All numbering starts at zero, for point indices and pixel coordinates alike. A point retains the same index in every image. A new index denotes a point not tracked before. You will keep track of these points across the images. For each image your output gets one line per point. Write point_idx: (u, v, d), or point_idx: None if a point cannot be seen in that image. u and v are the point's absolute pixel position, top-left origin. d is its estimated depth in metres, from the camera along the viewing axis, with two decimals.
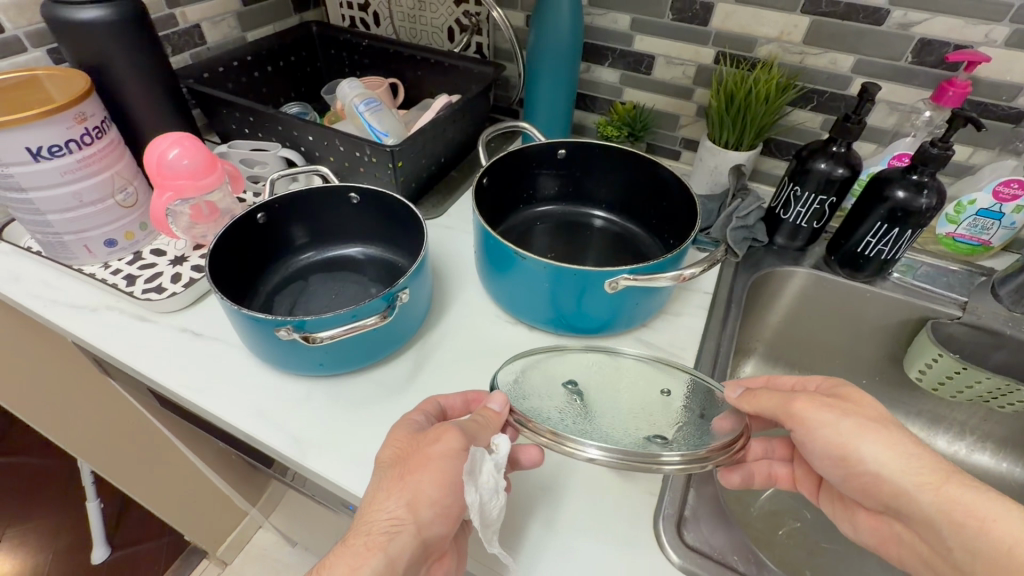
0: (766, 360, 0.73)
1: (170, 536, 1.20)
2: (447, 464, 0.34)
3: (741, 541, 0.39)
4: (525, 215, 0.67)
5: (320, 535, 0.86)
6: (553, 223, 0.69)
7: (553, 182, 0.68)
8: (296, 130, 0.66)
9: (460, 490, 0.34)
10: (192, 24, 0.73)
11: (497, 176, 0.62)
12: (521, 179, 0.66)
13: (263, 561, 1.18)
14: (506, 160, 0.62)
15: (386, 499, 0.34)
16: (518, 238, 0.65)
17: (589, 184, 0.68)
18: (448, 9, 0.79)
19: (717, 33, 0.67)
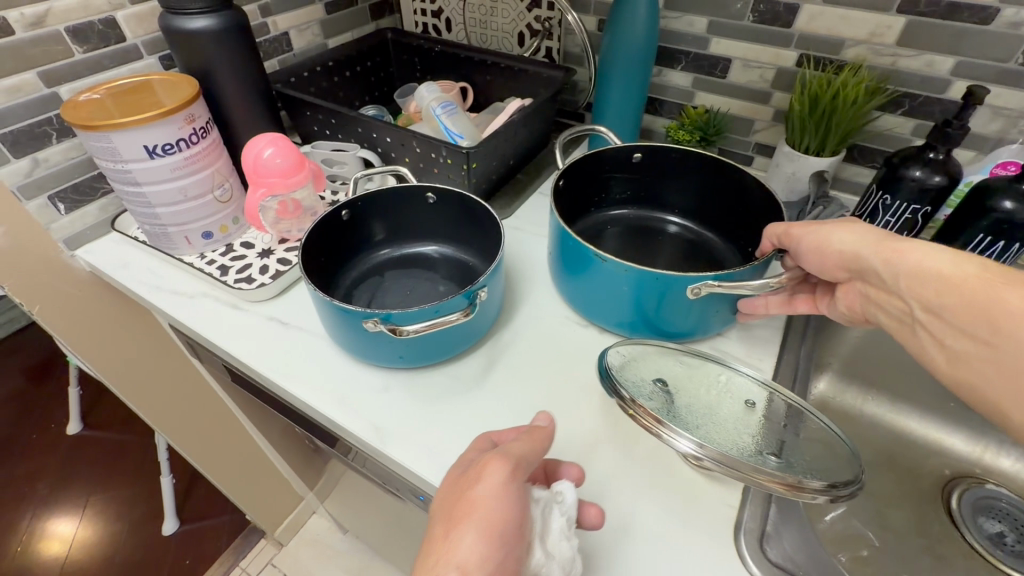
0: (841, 375, 0.69)
1: (232, 514, 1.27)
2: (496, 507, 0.32)
3: (829, 563, 0.38)
4: (595, 222, 0.67)
5: (376, 524, 0.89)
6: (624, 228, 0.68)
7: (624, 188, 0.68)
8: (375, 132, 0.69)
9: (513, 543, 0.31)
10: (281, 32, 0.77)
11: (571, 186, 0.63)
12: (596, 182, 0.66)
13: (316, 546, 1.22)
14: (580, 168, 0.62)
15: (443, 551, 0.30)
16: (591, 239, 0.65)
17: (660, 188, 0.67)
18: (520, 14, 0.81)
19: (800, 35, 0.65)
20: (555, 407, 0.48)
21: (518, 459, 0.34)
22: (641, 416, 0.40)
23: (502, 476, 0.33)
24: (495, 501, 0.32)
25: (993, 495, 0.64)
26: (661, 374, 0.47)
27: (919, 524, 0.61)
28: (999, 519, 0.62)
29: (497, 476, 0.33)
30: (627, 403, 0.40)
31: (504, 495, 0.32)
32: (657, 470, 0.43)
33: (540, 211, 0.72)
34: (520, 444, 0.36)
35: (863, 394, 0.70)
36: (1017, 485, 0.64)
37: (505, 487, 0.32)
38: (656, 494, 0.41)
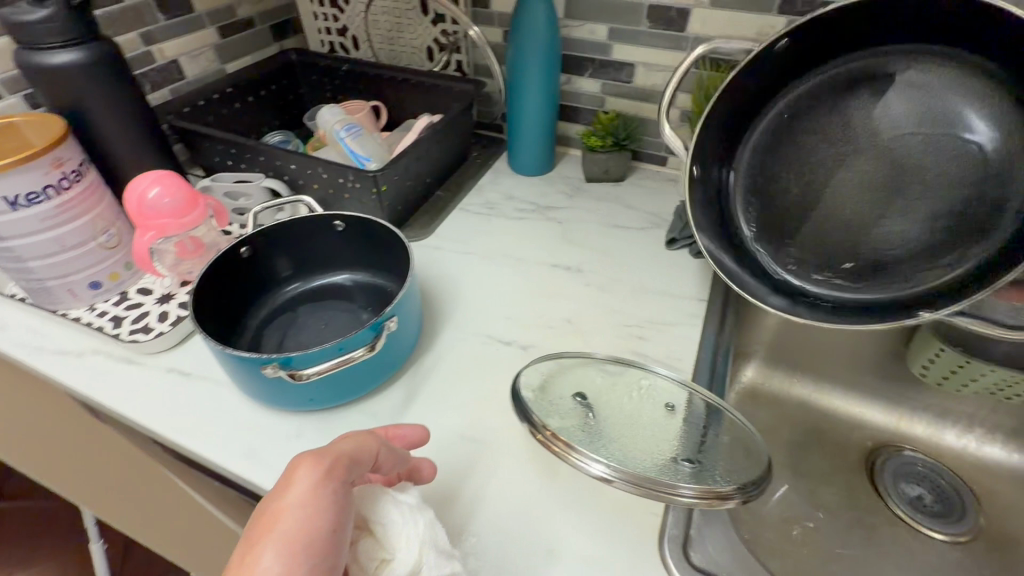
0: (766, 362, 0.72)
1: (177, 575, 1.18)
2: (299, 514, 0.31)
3: (749, 561, 0.38)
4: (811, 126, 0.48)
5: None
6: (767, 160, 0.51)
7: (760, 113, 0.50)
8: (279, 160, 0.66)
9: (328, 547, 0.31)
10: (169, 60, 0.72)
11: (700, 144, 0.50)
12: (709, 127, 0.50)
13: None
14: (698, 148, 0.51)
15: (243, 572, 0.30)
16: (744, 205, 0.52)
17: (809, 51, 0.46)
18: (426, 29, 0.80)
19: (694, 38, 0.67)
20: (481, 432, 0.46)
21: (343, 466, 0.34)
22: (575, 458, 0.38)
23: (321, 486, 0.32)
24: (313, 509, 0.31)
25: (909, 460, 0.67)
26: (581, 390, 0.46)
27: (849, 497, 0.63)
28: (919, 484, 0.64)
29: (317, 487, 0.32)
30: (540, 435, 0.40)
31: (329, 503, 0.32)
32: (583, 485, 0.43)
33: (462, 228, 0.70)
34: (347, 448, 0.35)
35: (789, 377, 0.72)
36: (931, 447, 0.68)
37: (326, 496, 0.32)
38: (582, 512, 0.41)
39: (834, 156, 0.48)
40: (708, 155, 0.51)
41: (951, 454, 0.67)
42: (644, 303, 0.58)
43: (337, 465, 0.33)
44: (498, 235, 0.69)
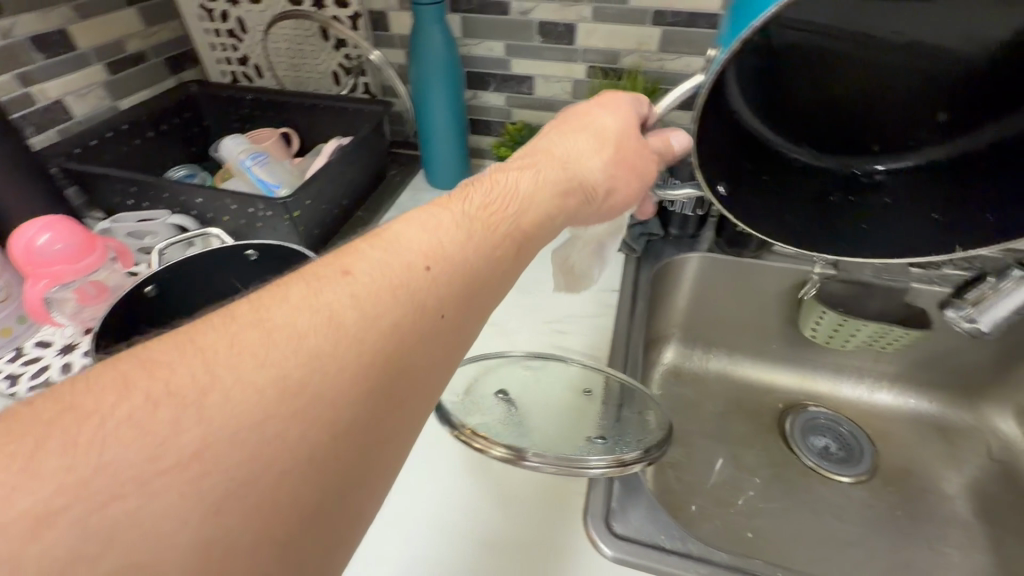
0: (684, 342, 0.78)
1: None
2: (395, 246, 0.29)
3: (665, 520, 0.42)
4: (780, 56, 0.39)
5: None
6: (765, 93, 0.41)
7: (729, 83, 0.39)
8: (183, 195, 0.64)
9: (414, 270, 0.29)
10: (53, 100, 0.69)
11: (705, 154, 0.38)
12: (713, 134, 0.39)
13: None
14: (730, 176, 0.40)
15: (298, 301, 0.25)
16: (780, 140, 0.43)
17: None
18: (328, 54, 0.80)
19: (584, 50, 0.72)
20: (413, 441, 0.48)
21: (408, 281, 0.28)
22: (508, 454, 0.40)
23: (384, 297, 0.27)
24: (358, 324, 0.26)
25: (814, 415, 0.74)
26: (504, 386, 0.49)
27: (767, 455, 0.70)
28: (824, 435, 0.72)
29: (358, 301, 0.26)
30: (460, 433, 0.42)
31: (389, 321, 0.27)
32: (513, 477, 0.45)
33: None
34: (391, 253, 0.29)
35: (706, 354, 0.78)
36: (832, 401, 0.76)
37: (384, 312, 0.27)
38: (514, 502, 0.43)
39: (822, 74, 0.40)
40: (722, 154, 0.40)
41: (850, 404, 0.75)
42: (561, 299, 0.62)
43: (394, 279, 0.28)
44: None
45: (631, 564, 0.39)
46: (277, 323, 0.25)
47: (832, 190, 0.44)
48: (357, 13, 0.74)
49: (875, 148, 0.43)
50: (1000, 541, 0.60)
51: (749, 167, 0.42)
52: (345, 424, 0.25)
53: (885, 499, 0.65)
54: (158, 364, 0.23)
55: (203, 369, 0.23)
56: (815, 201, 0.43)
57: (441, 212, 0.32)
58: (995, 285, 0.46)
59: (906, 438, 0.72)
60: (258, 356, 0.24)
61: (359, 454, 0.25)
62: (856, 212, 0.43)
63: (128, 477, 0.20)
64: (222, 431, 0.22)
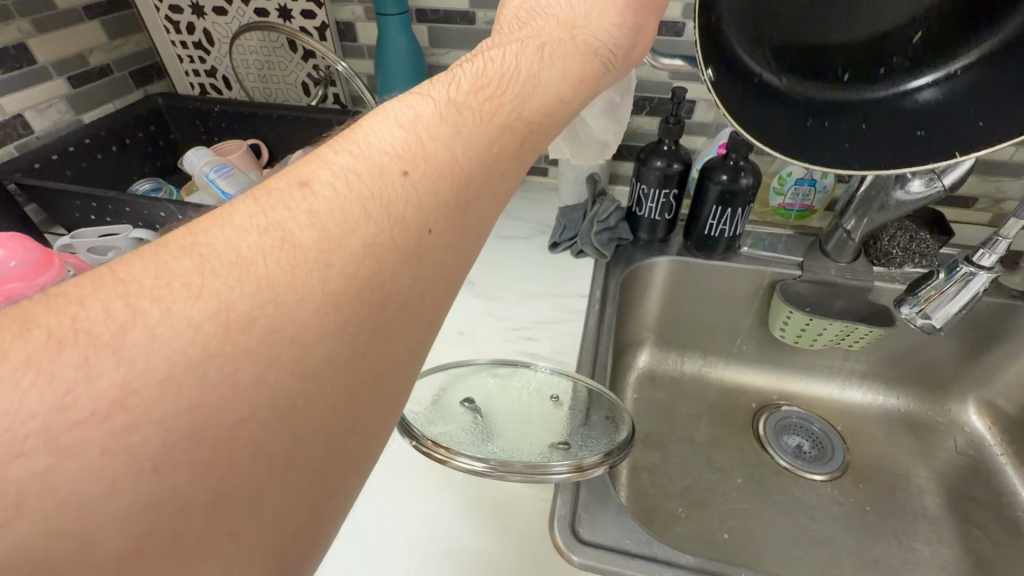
0: (659, 346, 0.78)
1: None
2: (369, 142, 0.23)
3: (630, 524, 0.42)
4: None
5: None
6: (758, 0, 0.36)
7: None
8: (147, 209, 0.63)
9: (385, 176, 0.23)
10: (12, 115, 0.68)
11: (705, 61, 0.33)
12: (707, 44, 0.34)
13: None
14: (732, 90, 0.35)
15: (248, 220, 0.20)
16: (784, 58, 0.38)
17: None
18: (297, 64, 0.80)
19: None
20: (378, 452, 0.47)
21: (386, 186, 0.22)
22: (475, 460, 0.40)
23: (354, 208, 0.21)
24: (320, 242, 0.20)
25: (785, 414, 0.75)
26: (471, 395, 0.49)
27: (741, 456, 0.70)
28: (797, 434, 0.72)
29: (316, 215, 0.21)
30: (422, 444, 0.41)
31: (362, 236, 0.21)
32: (481, 486, 0.44)
33: None
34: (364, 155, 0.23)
35: (680, 356, 0.79)
36: (804, 400, 0.77)
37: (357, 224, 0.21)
38: (482, 511, 0.43)
39: None
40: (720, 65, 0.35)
41: (822, 403, 0.76)
42: (531, 305, 0.62)
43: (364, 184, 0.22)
44: None
45: (597, 569, 0.39)
46: (216, 247, 0.19)
47: (835, 65, 0.38)
48: (324, 24, 0.74)
49: (913, 59, 0.37)
50: (967, 534, 0.61)
51: (743, 33, 0.37)
52: (317, 363, 0.19)
53: (856, 497, 0.65)
54: (69, 298, 0.17)
55: (123, 301, 0.17)
56: (813, 81, 0.38)
57: (414, 102, 0.25)
58: (940, 286, 0.47)
59: (877, 434, 0.73)
60: (193, 285, 0.18)
61: (340, 402, 0.20)
62: (851, 115, 0.38)
63: (33, 432, 0.15)
64: (152, 370, 0.17)
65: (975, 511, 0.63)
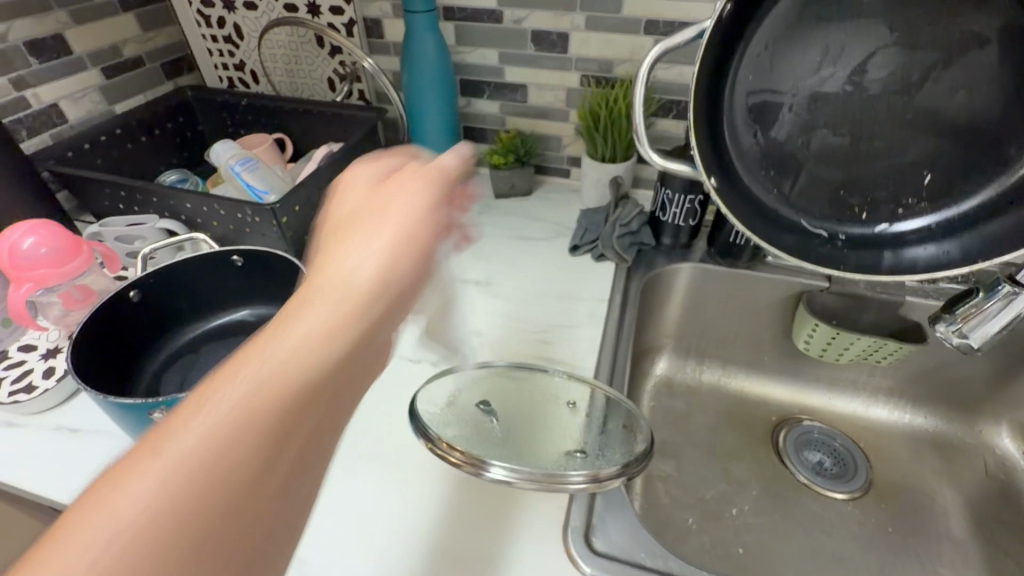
0: (677, 354, 0.77)
1: None
2: (315, 308, 0.29)
3: (645, 537, 0.41)
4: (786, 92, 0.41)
5: None
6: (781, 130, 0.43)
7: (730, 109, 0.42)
8: (173, 200, 0.64)
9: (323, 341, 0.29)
10: (48, 104, 0.70)
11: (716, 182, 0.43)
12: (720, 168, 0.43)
13: None
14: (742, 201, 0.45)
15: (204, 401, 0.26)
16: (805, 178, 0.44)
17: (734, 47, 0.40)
18: (324, 60, 0.81)
19: (576, 59, 0.72)
20: (389, 451, 0.47)
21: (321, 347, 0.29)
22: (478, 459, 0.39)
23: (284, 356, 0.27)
24: (268, 399, 0.26)
25: (806, 429, 0.73)
26: (486, 398, 0.48)
27: (757, 469, 0.69)
28: (818, 449, 0.70)
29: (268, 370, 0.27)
30: (437, 446, 0.41)
31: (298, 386, 0.27)
32: (493, 491, 0.44)
33: None
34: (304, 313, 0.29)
35: (698, 365, 0.77)
36: (825, 414, 0.75)
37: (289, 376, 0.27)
38: (493, 516, 0.42)
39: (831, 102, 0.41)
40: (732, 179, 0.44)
41: (844, 418, 0.74)
42: (549, 309, 0.61)
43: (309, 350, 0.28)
44: None
45: None
46: (167, 426, 0.25)
47: (855, 204, 0.44)
48: (352, 20, 0.74)
49: (929, 202, 0.42)
50: (994, 562, 0.59)
51: (760, 174, 0.44)
52: (251, 494, 0.25)
53: (877, 517, 0.63)
54: (77, 503, 0.23)
55: (95, 498, 0.23)
56: (840, 221, 0.44)
57: (339, 263, 0.31)
58: (982, 303, 0.45)
59: (901, 454, 0.70)
60: (151, 473, 0.24)
61: (282, 492, 0.27)
62: (873, 244, 0.44)
63: None
64: (137, 539, 0.22)
65: (1003, 538, 0.61)
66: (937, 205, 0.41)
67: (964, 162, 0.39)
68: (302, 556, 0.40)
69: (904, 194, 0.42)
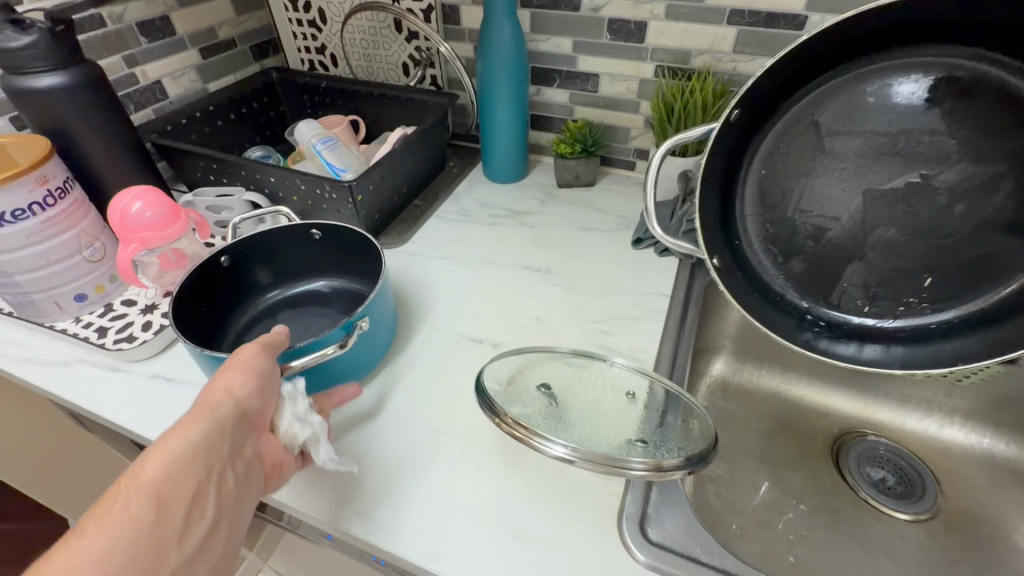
0: (735, 356, 0.75)
1: None
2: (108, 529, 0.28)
3: (700, 533, 0.40)
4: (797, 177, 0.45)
5: None
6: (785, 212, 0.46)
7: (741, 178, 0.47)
8: (259, 174, 0.68)
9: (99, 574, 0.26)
10: (153, 81, 0.75)
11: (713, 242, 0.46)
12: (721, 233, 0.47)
13: None
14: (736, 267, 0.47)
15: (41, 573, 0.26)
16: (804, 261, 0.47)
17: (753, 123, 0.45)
18: (400, 45, 0.83)
19: (653, 49, 0.71)
20: (449, 425, 0.49)
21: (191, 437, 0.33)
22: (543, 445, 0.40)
23: (178, 443, 0.32)
24: None
25: (872, 445, 0.70)
26: (545, 381, 0.49)
27: (814, 482, 0.66)
28: (882, 466, 0.67)
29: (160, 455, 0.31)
30: (501, 421, 0.42)
31: None
32: (549, 472, 0.45)
33: (437, 235, 0.73)
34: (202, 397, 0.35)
35: (757, 369, 0.75)
36: (894, 432, 0.71)
37: (168, 468, 0.31)
38: (548, 497, 0.43)
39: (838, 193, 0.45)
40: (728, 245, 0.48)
41: (914, 438, 0.70)
42: (610, 300, 0.61)
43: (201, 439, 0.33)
44: (473, 241, 0.72)
45: (663, 572, 0.38)
46: None
47: (857, 297, 0.46)
48: (431, 7, 0.76)
49: (917, 308, 0.44)
50: None
51: (766, 241, 0.48)
52: None
53: (944, 545, 0.60)
54: None
55: None
56: (841, 311, 0.47)
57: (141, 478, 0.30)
58: None
59: (977, 481, 0.66)
60: None
61: None
62: (854, 334, 0.46)
63: None
64: None
65: None
66: (937, 306, 0.43)
67: (961, 276, 0.42)
68: (369, 513, 0.42)
69: (906, 294, 0.44)
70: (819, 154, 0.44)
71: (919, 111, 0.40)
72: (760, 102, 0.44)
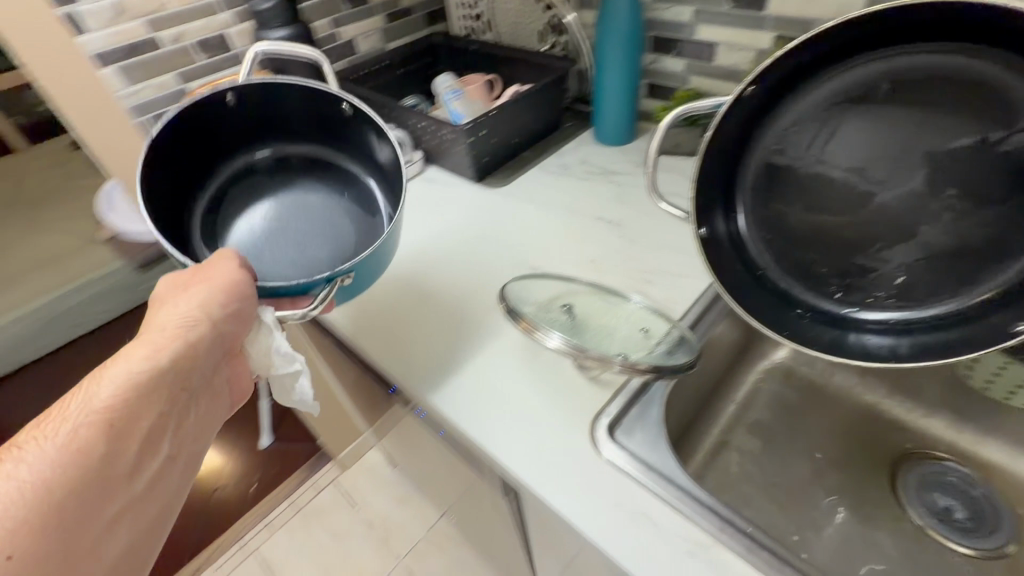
0: (807, 345, 0.72)
1: (309, 443, 1.61)
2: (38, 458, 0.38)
3: (666, 452, 0.46)
4: (787, 166, 0.52)
5: (414, 453, 1.09)
6: (775, 197, 0.53)
7: (742, 164, 0.53)
8: (404, 116, 0.86)
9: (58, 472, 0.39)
10: (348, 39, 0.98)
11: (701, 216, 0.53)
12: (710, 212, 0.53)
13: (371, 474, 1.51)
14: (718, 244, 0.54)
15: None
16: (785, 240, 0.54)
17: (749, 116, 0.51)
18: (539, 13, 0.93)
19: (773, 18, 0.69)
20: (489, 324, 0.60)
21: (142, 380, 0.43)
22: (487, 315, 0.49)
23: (90, 400, 0.42)
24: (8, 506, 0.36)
25: (944, 470, 0.63)
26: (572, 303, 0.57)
27: (858, 484, 0.63)
28: (951, 495, 0.61)
29: (73, 437, 0.40)
30: (513, 314, 0.52)
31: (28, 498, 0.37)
32: (553, 374, 0.53)
33: (533, 183, 0.83)
34: (147, 348, 0.44)
35: (830, 364, 0.71)
36: (983, 465, 0.62)
37: (79, 455, 0.40)
38: (546, 390, 0.52)
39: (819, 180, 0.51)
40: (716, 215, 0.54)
41: (1009, 478, 0.61)
42: (665, 256, 0.66)
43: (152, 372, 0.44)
44: (563, 191, 0.80)
45: (620, 469, 0.44)
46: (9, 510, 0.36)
47: (834, 282, 0.52)
48: None
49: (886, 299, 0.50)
50: None
51: (757, 221, 0.54)
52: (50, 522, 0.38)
53: None
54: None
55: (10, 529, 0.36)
56: (820, 293, 0.53)
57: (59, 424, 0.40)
58: None
59: None
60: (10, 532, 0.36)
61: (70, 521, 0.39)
62: (828, 317, 0.53)
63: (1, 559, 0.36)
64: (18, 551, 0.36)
65: None
66: (903, 302, 0.50)
67: (935, 271, 0.48)
68: (415, 367, 0.57)
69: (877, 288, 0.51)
70: (798, 156, 0.51)
71: (897, 105, 0.46)
72: (758, 96, 0.49)
